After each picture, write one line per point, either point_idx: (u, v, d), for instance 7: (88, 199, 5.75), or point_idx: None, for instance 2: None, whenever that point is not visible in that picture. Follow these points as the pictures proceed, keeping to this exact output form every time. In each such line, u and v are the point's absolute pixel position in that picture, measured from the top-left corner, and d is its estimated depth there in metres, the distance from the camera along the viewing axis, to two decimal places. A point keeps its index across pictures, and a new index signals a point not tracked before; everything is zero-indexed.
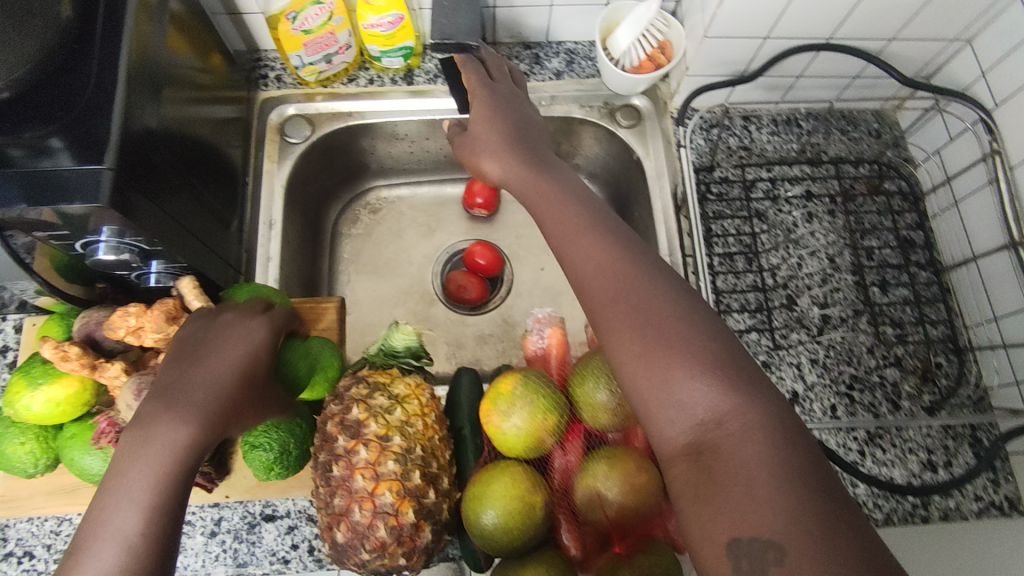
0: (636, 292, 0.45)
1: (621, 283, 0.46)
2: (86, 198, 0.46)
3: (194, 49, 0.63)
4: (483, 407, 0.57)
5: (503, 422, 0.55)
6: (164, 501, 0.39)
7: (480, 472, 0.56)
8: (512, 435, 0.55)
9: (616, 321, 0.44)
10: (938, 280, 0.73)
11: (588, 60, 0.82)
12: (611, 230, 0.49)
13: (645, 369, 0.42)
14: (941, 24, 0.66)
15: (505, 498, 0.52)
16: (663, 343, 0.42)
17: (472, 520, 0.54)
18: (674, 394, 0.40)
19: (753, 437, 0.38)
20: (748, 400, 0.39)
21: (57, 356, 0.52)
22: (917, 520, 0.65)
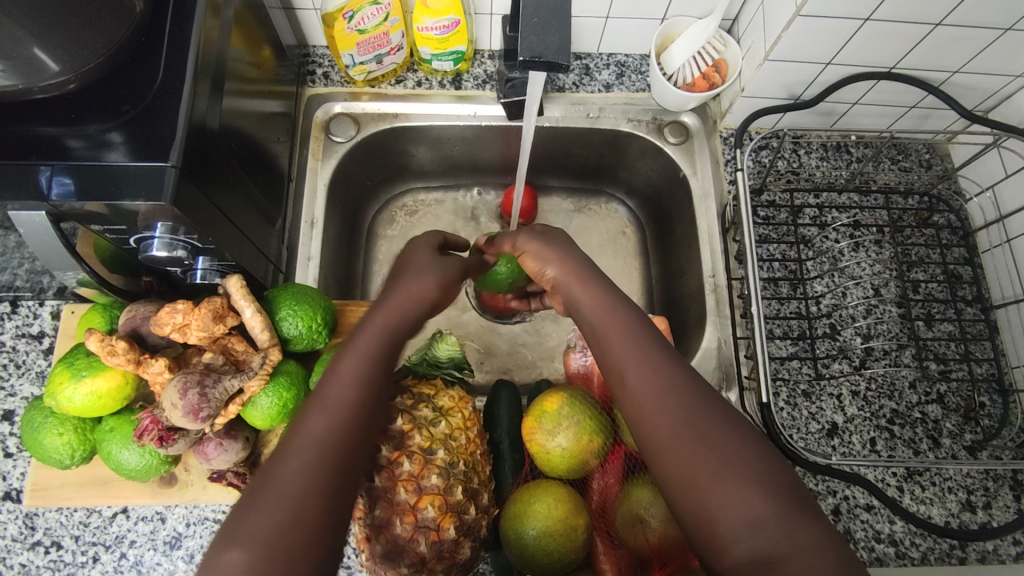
0: (688, 393, 0.41)
1: (668, 376, 0.42)
2: (147, 194, 0.45)
3: (249, 43, 0.62)
4: (526, 423, 0.56)
5: (547, 440, 0.54)
6: (331, 510, 0.36)
7: (520, 490, 0.55)
8: (556, 454, 0.54)
9: (663, 428, 0.40)
10: (984, 317, 0.71)
11: (639, 74, 0.81)
12: (650, 322, 0.46)
13: (701, 475, 0.38)
14: (1009, 59, 0.65)
15: (547, 518, 0.51)
16: (719, 448, 0.38)
17: (511, 537, 0.53)
18: (732, 497, 0.37)
19: (825, 553, 0.34)
20: (805, 513, 0.36)
21: (103, 350, 0.51)
22: (954, 561, 0.64)
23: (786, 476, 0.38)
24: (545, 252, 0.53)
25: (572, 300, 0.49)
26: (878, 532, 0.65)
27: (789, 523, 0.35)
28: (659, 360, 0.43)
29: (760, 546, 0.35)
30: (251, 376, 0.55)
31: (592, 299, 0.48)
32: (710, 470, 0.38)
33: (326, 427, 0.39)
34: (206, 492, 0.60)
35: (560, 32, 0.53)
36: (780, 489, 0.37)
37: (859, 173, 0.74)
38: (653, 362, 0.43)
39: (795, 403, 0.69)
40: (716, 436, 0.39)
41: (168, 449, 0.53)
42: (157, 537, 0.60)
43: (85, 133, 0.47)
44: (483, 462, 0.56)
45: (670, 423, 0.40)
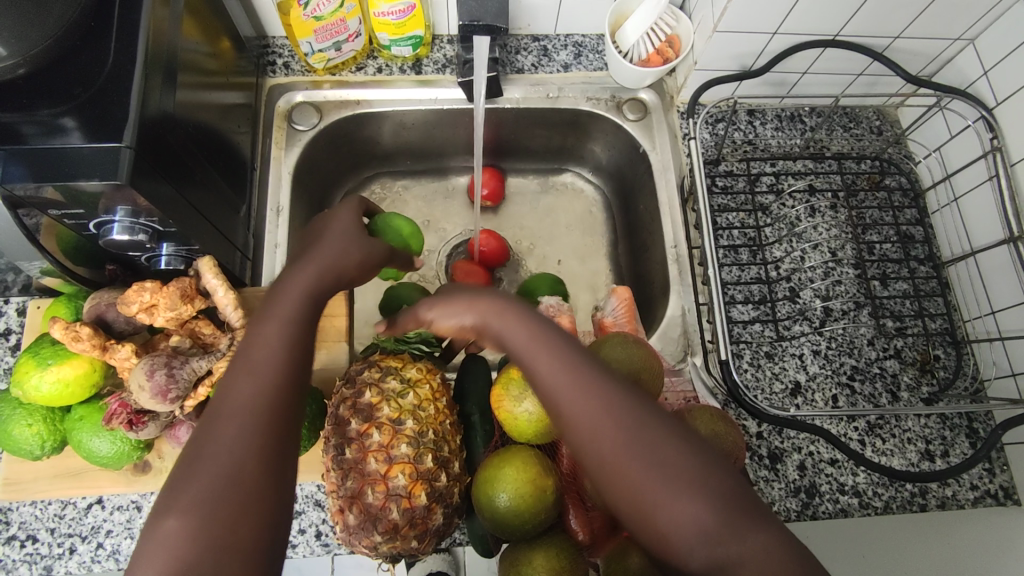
0: (613, 412, 0.40)
1: (583, 394, 0.41)
2: (104, 175, 0.45)
3: (205, 33, 0.62)
4: (494, 392, 0.57)
5: (515, 406, 0.55)
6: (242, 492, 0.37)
7: (491, 457, 0.56)
8: (524, 420, 0.55)
9: (604, 446, 0.40)
10: (937, 274, 0.74)
11: (596, 53, 0.83)
12: (552, 341, 0.44)
13: (648, 491, 0.38)
14: (946, 22, 0.67)
15: (517, 482, 0.52)
16: (654, 459, 0.39)
17: (483, 503, 0.54)
18: (680, 510, 0.37)
19: (756, 540, 0.36)
20: (737, 500, 0.38)
21: (68, 337, 0.51)
22: (915, 508, 0.67)
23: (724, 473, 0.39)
24: (454, 299, 0.49)
25: (491, 330, 0.47)
26: (842, 484, 0.67)
27: (740, 528, 0.37)
28: (594, 379, 0.42)
29: (707, 551, 0.37)
30: (218, 357, 0.55)
31: (512, 325, 0.46)
32: (650, 490, 0.38)
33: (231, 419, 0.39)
34: None
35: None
36: (713, 483, 0.38)
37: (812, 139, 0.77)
38: (588, 381, 0.42)
39: (758, 365, 0.71)
40: (658, 454, 0.39)
41: (138, 433, 0.54)
42: (134, 526, 0.61)
43: (38, 119, 0.47)
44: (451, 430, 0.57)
45: (613, 446, 0.40)
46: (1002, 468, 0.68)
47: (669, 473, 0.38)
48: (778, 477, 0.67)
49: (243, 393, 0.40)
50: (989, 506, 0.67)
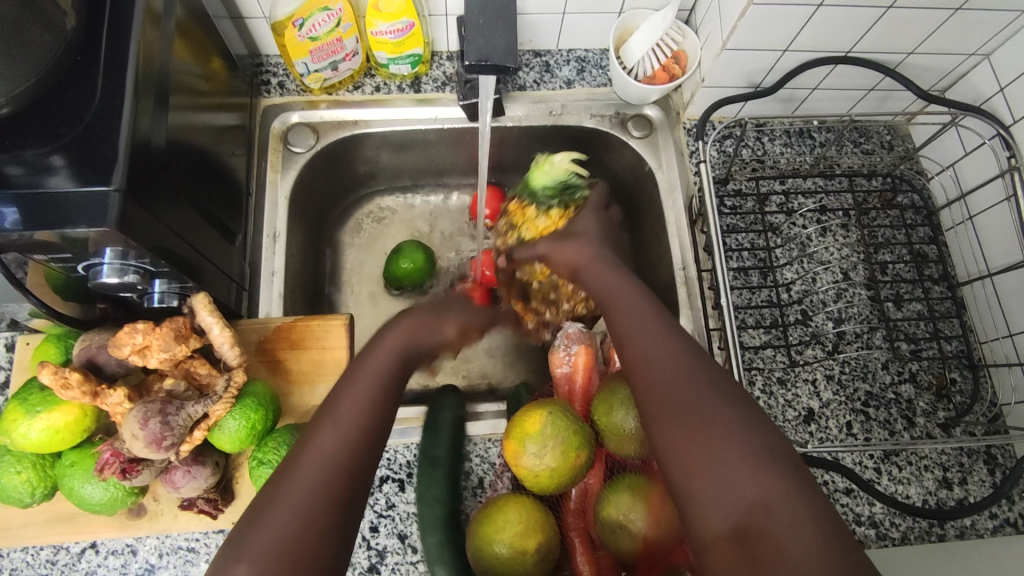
0: (679, 382, 0.43)
1: (662, 352, 0.45)
2: (91, 220, 0.43)
3: (196, 56, 0.60)
4: (509, 444, 0.55)
5: (525, 456, 0.53)
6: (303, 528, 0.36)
7: (495, 505, 0.54)
8: (543, 475, 0.53)
9: (660, 405, 0.42)
10: (951, 295, 0.72)
11: (600, 69, 0.80)
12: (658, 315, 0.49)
13: (689, 449, 0.39)
14: (961, 38, 0.65)
15: (518, 538, 0.51)
16: (699, 417, 0.40)
17: (483, 555, 0.52)
18: (715, 476, 0.38)
19: (804, 528, 0.34)
20: (788, 487, 0.36)
21: (57, 383, 0.49)
22: (933, 538, 0.65)
23: (783, 448, 0.38)
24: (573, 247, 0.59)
25: (597, 296, 0.55)
26: (858, 514, 0.65)
27: (773, 497, 0.36)
28: (667, 340, 0.46)
29: (734, 520, 0.36)
30: (215, 400, 0.53)
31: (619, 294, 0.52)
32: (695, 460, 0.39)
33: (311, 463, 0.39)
34: (178, 521, 0.58)
35: (506, 32, 0.54)
36: (767, 460, 0.37)
37: (822, 157, 0.75)
38: (668, 353, 0.45)
39: (771, 391, 0.69)
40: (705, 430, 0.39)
41: (132, 481, 0.51)
42: (129, 571, 0.59)
43: (23, 159, 0.45)
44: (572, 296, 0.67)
45: (665, 396, 0.42)
46: (1021, 495, 0.67)
47: (707, 424, 0.39)
48: None
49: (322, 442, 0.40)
50: (1008, 535, 0.66)
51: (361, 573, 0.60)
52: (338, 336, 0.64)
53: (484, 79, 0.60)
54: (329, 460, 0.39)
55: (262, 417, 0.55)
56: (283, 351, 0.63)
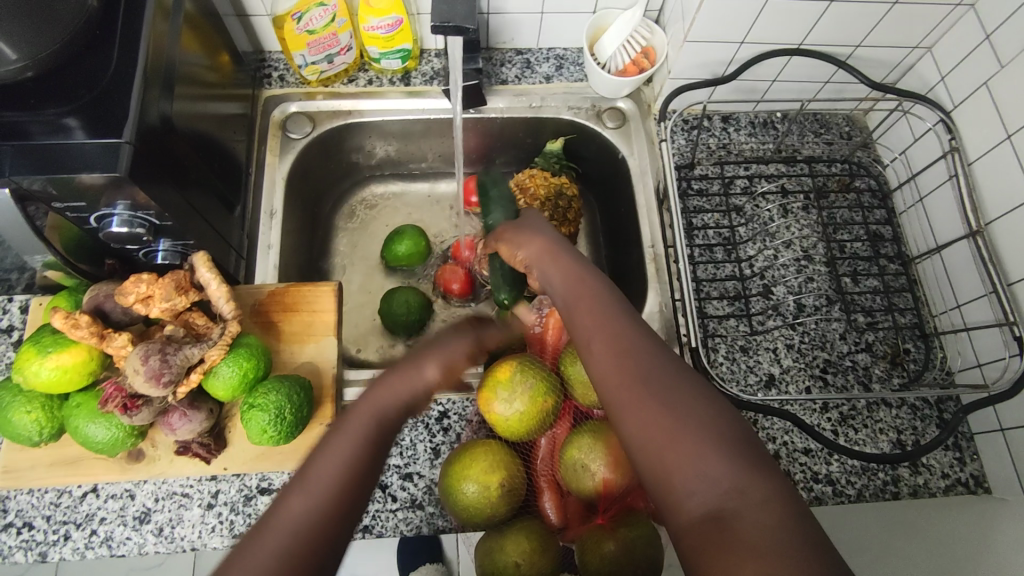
0: (645, 367, 0.44)
1: (617, 333, 0.46)
2: (104, 169, 0.49)
3: (203, 46, 0.67)
4: (483, 393, 0.59)
5: (495, 402, 0.58)
6: (314, 536, 0.38)
7: (466, 448, 0.58)
8: (513, 419, 0.57)
9: (628, 392, 0.43)
10: (905, 271, 0.77)
11: (577, 65, 0.87)
12: (608, 293, 0.49)
13: (659, 435, 0.40)
14: (902, 32, 0.71)
15: (486, 476, 0.55)
16: (666, 401, 0.41)
17: (456, 493, 0.56)
18: (689, 460, 0.39)
19: (773, 506, 0.36)
20: (753, 466, 0.38)
21: (67, 325, 0.54)
22: (887, 495, 0.68)
23: (742, 426, 0.40)
24: (521, 239, 0.57)
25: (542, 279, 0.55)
26: (816, 472, 0.69)
27: (742, 475, 0.38)
28: (620, 319, 0.47)
29: (710, 501, 0.37)
30: (210, 345, 0.58)
31: (570, 275, 0.51)
32: (668, 455, 0.40)
33: (314, 482, 0.40)
34: (173, 466, 0.63)
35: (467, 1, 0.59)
36: (732, 440, 0.39)
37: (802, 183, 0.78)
38: (630, 341, 0.45)
39: (733, 358, 0.73)
40: (677, 417, 0.40)
41: (131, 418, 0.56)
42: (126, 513, 0.63)
43: (44, 119, 0.50)
44: (568, 224, 0.82)
45: (627, 379, 0.43)
46: (972, 457, 0.70)
47: (673, 406, 0.41)
48: None
49: (338, 457, 0.41)
50: (960, 494, 0.69)
51: None
52: (329, 301, 0.70)
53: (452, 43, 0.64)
54: (310, 517, 0.38)
55: (253, 368, 0.60)
56: (276, 314, 0.68)
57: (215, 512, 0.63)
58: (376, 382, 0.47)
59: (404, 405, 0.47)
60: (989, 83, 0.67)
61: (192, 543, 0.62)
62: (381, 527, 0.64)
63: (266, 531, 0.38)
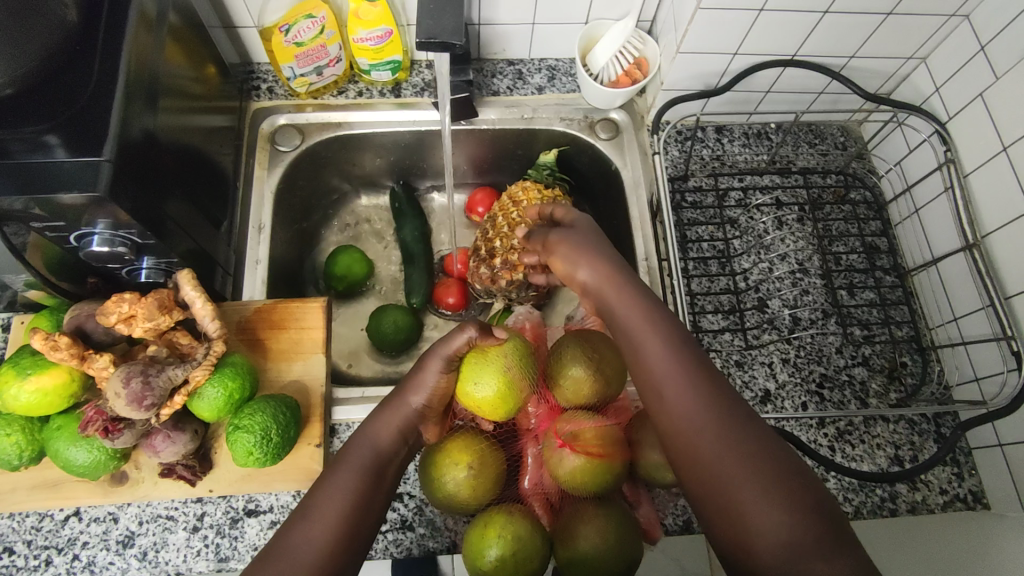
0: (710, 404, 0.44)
1: (688, 378, 0.45)
2: (84, 188, 0.47)
3: (189, 59, 0.66)
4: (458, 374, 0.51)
5: (469, 387, 0.50)
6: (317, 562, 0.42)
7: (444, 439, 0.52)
8: (488, 406, 0.50)
9: (702, 440, 0.42)
10: (902, 283, 0.76)
11: (569, 76, 0.86)
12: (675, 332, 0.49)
13: (737, 490, 0.40)
14: (896, 42, 0.71)
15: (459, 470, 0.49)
16: (742, 455, 0.41)
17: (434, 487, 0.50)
18: (768, 522, 0.39)
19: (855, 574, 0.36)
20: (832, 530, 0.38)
21: (46, 346, 0.53)
22: (885, 513, 0.68)
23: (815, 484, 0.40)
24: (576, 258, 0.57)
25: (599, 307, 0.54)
26: None
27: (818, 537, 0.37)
28: (693, 363, 0.46)
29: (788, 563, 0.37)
30: (195, 366, 0.57)
31: (637, 311, 0.51)
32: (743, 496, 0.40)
33: (316, 516, 0.45)
34: (157, 488, 0.62)
35: (454, 16, 0.58)
36: (809, 502, 0.39)
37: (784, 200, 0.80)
38: (708, 391, 0.44)
39: (728, 372, 0.72)
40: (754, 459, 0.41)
41: (113, 441, 0.55)
42: (109, 537, 0.61)
43: (23, 136, 0.49)
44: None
45: (700, 429, 0.43)
46: (971, 472, 0.69)
47: (750, 460, 0.41)
48: None
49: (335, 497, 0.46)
50: (958, 510, 0.68)
51: None
52: (317, 318, 0.68)
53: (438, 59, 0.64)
54: (310, 547, 0.43)
55: (237, 388, 0.58)
56: (264, 331, 0.67)
57: (200, 535, 0.62)
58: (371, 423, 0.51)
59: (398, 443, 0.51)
60: (984, 94, 0.66)
61: (176, 567, 0.61)
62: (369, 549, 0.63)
63: (278, 562, 0.42)
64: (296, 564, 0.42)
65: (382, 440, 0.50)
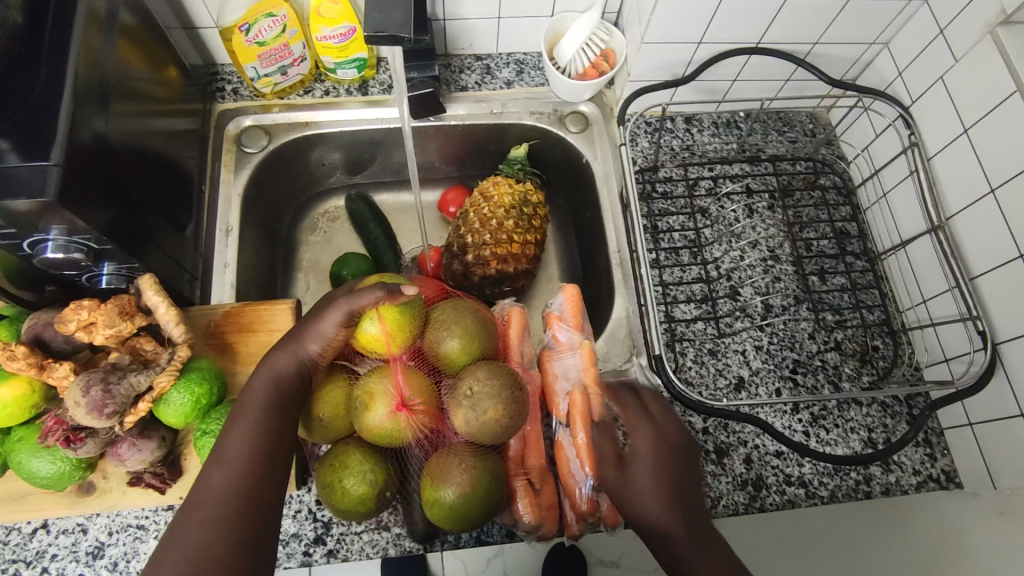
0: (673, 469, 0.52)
1: (663, 463, 0.52)
2: (32, 192, 0.46)
3: (146, 61, 0.64)
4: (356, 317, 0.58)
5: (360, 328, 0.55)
6: (228, 510, 0.44)
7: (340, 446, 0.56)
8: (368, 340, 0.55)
9: (650, 492, 0.50)
10: (872, 268, 0.76)
11: (537, 70, 0.86)
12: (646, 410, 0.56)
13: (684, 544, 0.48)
14: (859, 27, 0.71)
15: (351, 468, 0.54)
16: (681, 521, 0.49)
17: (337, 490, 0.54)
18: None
19: None
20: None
21: (3, 356, 0.52)
22: (859, 495, 0.68)
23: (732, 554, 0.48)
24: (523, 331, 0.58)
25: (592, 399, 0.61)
26: (788, 475, 0.68)
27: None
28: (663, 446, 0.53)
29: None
30: (159, 372, 0.56)
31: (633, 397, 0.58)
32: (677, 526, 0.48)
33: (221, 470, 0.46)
34: (126, 497, 0.61)
35: (403, 7, 0.57)
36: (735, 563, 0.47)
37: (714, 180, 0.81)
38: (663, 458, 0.52)
39: (702, 361, 0.72)
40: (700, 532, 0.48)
41: (76, 450, 0.54)
42: (79, 549, 0.61)
43: None
44: (531, 232, 0.80)
45: (649, 484, 0.51)
46: (943, 452, 0.70)
47: (691, 519, 0.49)
48: (725, 471, 0.68)
49: (236, 452, 0.47)
50: (932, 490, 0.69)
51: (307, 544, 0.63)
52: (285, 319, 0.67)
53: (392, 52, 0.63)
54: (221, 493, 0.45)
55: (204, 394, 0.58)
56: (233, 335, 0.66)
57: None
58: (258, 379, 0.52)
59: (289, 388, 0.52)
60: (945, 78, 0.67)
61: None
62: (346, 551, 0.62)
63: (193, 507, 0.44)
64: (212, 501, 0.44)
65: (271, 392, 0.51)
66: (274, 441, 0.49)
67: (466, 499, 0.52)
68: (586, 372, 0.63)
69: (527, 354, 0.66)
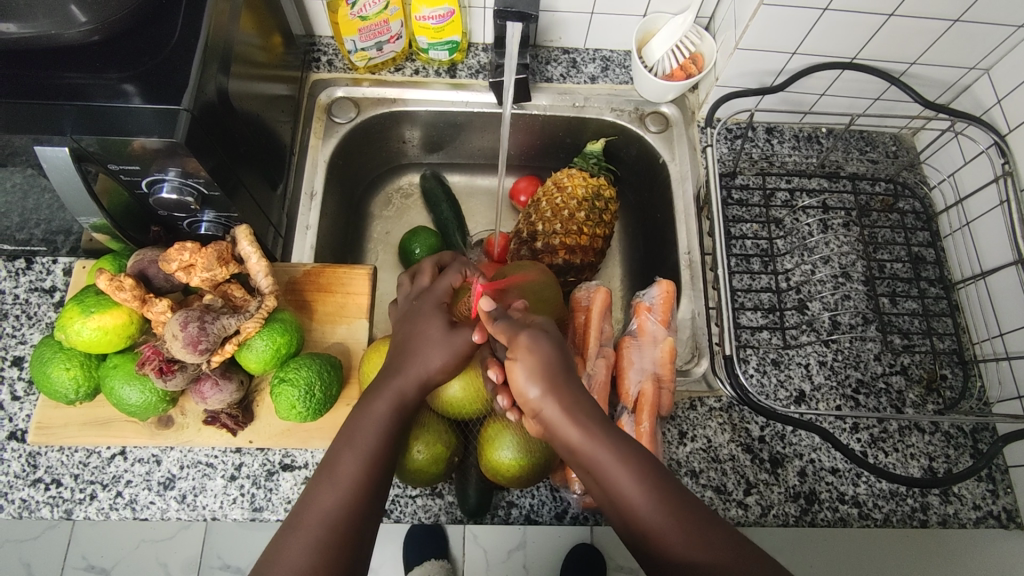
0: (570, 391, 0.47)
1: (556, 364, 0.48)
2: (161, 134, 0.50)
3: (259, 26, 0.68)
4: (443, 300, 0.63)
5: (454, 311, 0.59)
6: (329, 538, 0.44)
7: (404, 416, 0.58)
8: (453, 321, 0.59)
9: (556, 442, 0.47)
10: (947, 295, 0.75)
11: (622, 68, 0.87)
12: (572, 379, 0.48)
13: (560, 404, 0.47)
14: (961, 50, 0.70)
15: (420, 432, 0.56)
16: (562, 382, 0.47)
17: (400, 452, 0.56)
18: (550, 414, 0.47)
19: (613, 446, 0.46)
20: (588, 425, 0.46)
21: (111, 287, 0.55)
22: (916, 523, 0.66)
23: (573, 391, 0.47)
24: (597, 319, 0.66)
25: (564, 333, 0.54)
26: (842, 493, 0.67)
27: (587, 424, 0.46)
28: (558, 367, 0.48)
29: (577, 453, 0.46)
30: (247, 317, 0.59)
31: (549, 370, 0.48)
32: (687, 506, 0.44)
33: (329, 491, 0.46)
34: (200, 435, 0.64)
35: None
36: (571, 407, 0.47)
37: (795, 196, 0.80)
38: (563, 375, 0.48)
39: (765, 371, 0.72)
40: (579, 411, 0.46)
41: (166, 382, 0.57)
42: (152, 478, 0.64)
43: (102, 83, 0.51)
44: (601, 226, 0.81)
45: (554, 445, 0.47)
46: (1007, 490, 0.68)
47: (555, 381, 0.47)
48: (778, 481, 0.67)
49: (346, 475, 0.47)
50: (991, 527, 0.67)
51: None
52: (363, 284, 0.70)
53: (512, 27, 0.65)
54: (329, 518, 0.45)
55: (284, 343, 0.60)
56: (312, 294, 0.69)
57: (238, 484, 0.64)
58: (375, 395, 0.51)
59: (402, 411, 0.51)
60: None
61: (213, 512, 0.63)
62: (399, 512, 0.64)
63: (299, 527, 0.44)
64: (316, 525, 0.44)
65: (387, 414, 0.50)
66: (383, 469, 0.48)
67: (520, 458, 0.55)
68: (663, 366, 0.65)
69: (606, 332, 0.68)
